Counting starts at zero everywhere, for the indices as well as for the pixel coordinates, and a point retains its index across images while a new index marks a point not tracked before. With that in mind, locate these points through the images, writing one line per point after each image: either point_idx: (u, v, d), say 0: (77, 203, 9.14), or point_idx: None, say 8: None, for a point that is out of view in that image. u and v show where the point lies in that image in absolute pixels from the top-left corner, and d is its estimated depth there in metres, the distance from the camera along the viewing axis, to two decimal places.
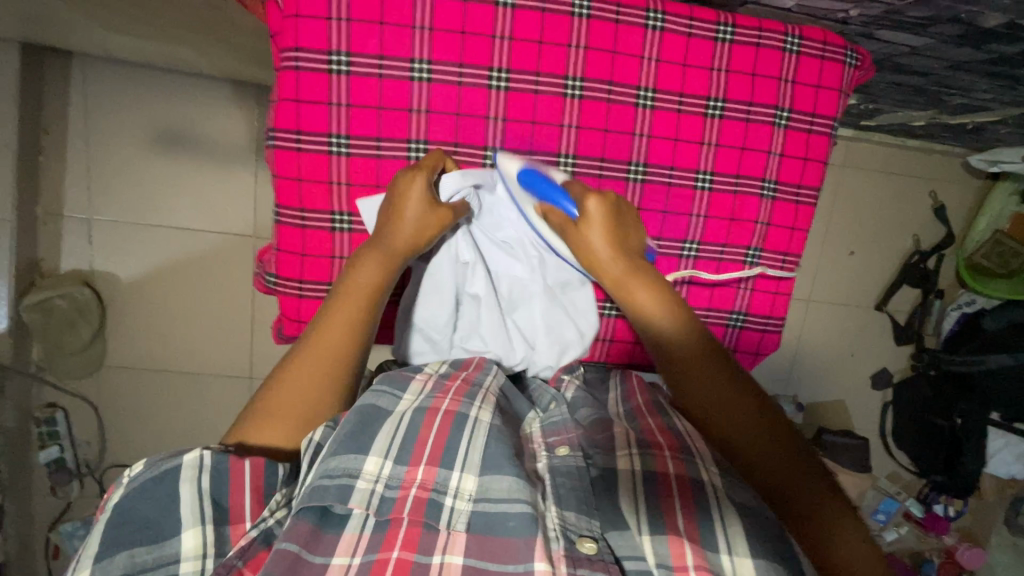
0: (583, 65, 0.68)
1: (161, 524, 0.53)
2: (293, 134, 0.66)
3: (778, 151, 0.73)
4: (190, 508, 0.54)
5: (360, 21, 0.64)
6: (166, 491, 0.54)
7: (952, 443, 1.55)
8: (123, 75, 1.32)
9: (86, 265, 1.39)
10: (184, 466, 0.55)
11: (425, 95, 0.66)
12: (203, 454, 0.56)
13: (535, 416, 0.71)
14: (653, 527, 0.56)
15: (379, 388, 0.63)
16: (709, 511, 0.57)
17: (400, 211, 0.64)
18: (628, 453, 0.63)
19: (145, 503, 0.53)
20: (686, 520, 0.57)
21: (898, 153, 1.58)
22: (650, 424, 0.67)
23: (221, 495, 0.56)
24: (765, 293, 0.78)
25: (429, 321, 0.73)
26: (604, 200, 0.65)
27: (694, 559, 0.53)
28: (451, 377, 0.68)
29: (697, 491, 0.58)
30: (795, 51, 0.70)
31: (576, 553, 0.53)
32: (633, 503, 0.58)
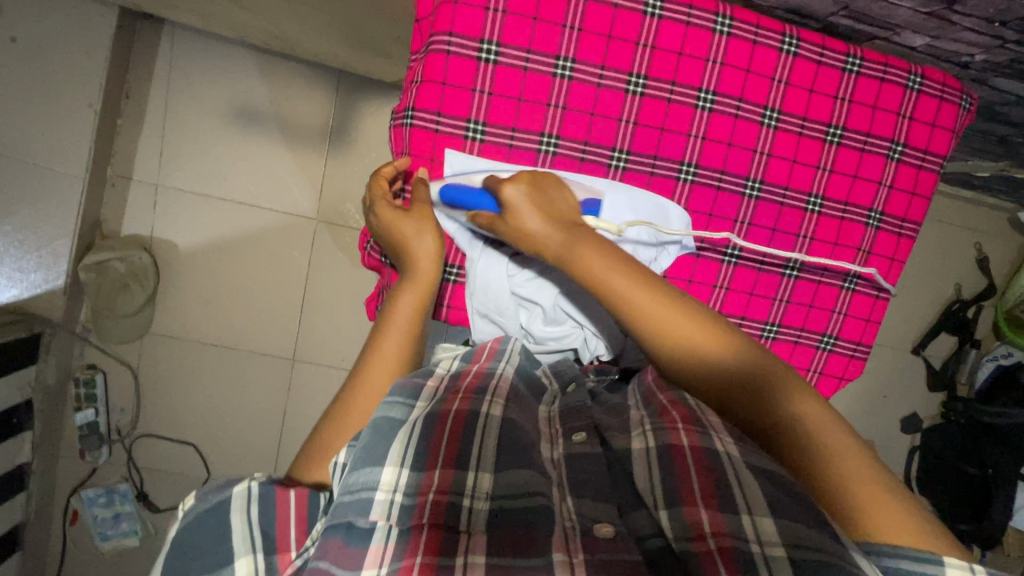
0: (716, 80, 0.70)
1: (216, 552, 0.54)
2: (433, 114, 0.68)
3: (888, 183, 0.75)
4: (241, 537, 0.54)
5: (515, 15, 0.66)
6: (219, 519, 0.55)
7: (983, 491, 1.54)
8: (210, 48, 1.35)
9: (147, 231, 1.40)
10: (234, 496, 0.56)
11: (564, 92, 0.68)
12: (251, 485, 0.57)
13: (552, 398, 0.73)
14: (669, 499, 0.54)
15: (392, 399, 0.61)
16: (729, 485, 0.53)
17: (407, 246, 0.70)
18: (641, 431, 0.62)
19: (200, 532, 0.55)
20: (705, 494, 0.53)
21: (947, 202, 1.62)
22: (661, 401, 0.64)
23: (269, 525, 0.56)
24: (858, 319, 0.79)
25: (493, 305, 0.76)
26: (520, 181, 0.62)
27: (712, 526, 0.50)
28: (462, 376, 0.68)
29: (711, 459, 0.55)
30: (916, 89, 0.73)
31: (593, 536, 0.52)
32: (651, 481, 0.57)
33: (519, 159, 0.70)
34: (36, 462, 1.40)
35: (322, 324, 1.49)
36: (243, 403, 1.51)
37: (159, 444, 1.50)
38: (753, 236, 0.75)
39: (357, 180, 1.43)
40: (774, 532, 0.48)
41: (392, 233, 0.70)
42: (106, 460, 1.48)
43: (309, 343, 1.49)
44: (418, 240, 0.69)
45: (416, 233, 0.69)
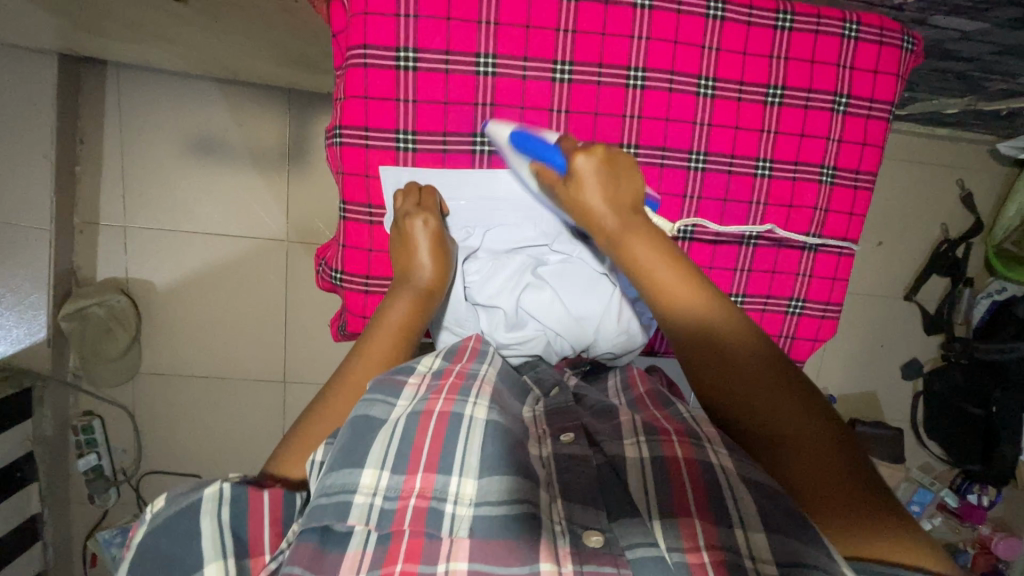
0: (644, 56, 0.68)
1: (186, 558, 0.52)
2: (360, 130, 0.66)
3: (838, 136, 0.73)
4: (211, 542, 0.53)
5: (428, 17, 0.64)
6: (188, 525, 0.53)
7: (987, 430, 1.55)
8: (157, 82, 1.33)
9: (122, 273, 1.40)
10: (204, 499, 0.54)
11: (490, 89, 0.67)
12: (222, 486, 0.55)
13: (535, 397, 0.71)
14: (661, 512, 0.54)
15: (372, 396, 0.60)
16: (722, 495, 0.53)
17: (414, 248, 0.67)
18: (633, 440, 0.61)
19: (169, 535, 0.53)
20: (696, 505, 0.53)
21: (926, 142, 1.58)
22: (655, 414, 0.65)
23: (241, 527, 0.55)
24: (824, 278, 0.77)
25: (452, 315, 0.75)
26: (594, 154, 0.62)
27: (704, 538, 0.51)
28: (445, 373, 0.64)
29: (704, 472, 0.55)
30: (854, 36, 0.70)
31: (584, 548, 0.52)
32: (643, 489, 0.56)
33: (456, 163, 0.69)
34: (47, 511, 1.42)
35: (311, 343, 1.50)
36: (244, 428, 1.53)
37: (167, 479, 1.53)
38: (704, 210, 0.73)
39: (322, 196, 1.42)
40: (767, 550, 0.48)
41: (401, 234, 0.68)
42: (116, 501, 1.50)
43: (300, 363, 1.51)
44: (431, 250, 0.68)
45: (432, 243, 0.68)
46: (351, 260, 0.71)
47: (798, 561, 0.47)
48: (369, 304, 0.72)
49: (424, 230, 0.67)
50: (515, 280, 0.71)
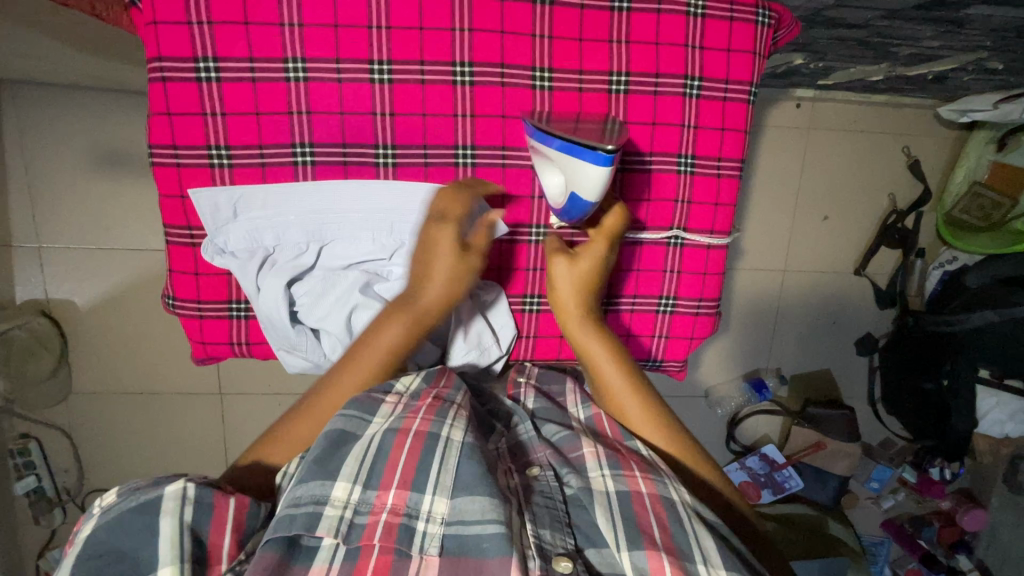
0: (470, 49, 0.63)
1: (139, 556, 0.54)
2: (169, 148, 0.63)
3: (692, 123, 0.68)
4: (170, 541, 0.54)
5: (222, 23, 0.60)
6: (146, 521, 0.55)
7: (940, 404, 1.51)
8: (54, 97, 1.29)
9: (42, 294, 1.38)
10: (167, 496, 0.57)
11: (304, 96, 0.62)
12: (187, 486, 0.58)
13: (501, 430, 0.73)
14: (630, 541, 0.57)
15: (348, 413, 0.63)
16: (684, 528, 0.59)
17: (431, 267, 0.65)
18: (600, 473, 0.64)
19: (126, 531, 0.55)
20: (661, 535, 0.58)
21: (866, 109, 1.51)
22: (614, 442, 0.69)
23: (201, 529, 0.57)
24: (694, 273, 0.73)
25: (284, 341, 0.69)
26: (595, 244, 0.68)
27: (673, 569, 0.55)
28: (421, 395, 0.67)
29: (669, 508, 0.60)
30: (699, 14, 0.65)
31: (552, 571, 0.54)
32: (609, 521, 0.59)
33: (278, 177, 0.65)
34: None
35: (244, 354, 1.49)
36: (186, 441, 1.53)
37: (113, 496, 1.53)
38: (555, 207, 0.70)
39: None
40: None
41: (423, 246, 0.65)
42: (62, 520, 1.51)
43: (234, 375, 1.49)
44: (449, 269, 0.65)
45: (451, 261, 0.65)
46: (179, 285, 0.67)
47: None
48: (205, 329, 0.68)
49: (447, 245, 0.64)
50: (345, 299, 0.68)
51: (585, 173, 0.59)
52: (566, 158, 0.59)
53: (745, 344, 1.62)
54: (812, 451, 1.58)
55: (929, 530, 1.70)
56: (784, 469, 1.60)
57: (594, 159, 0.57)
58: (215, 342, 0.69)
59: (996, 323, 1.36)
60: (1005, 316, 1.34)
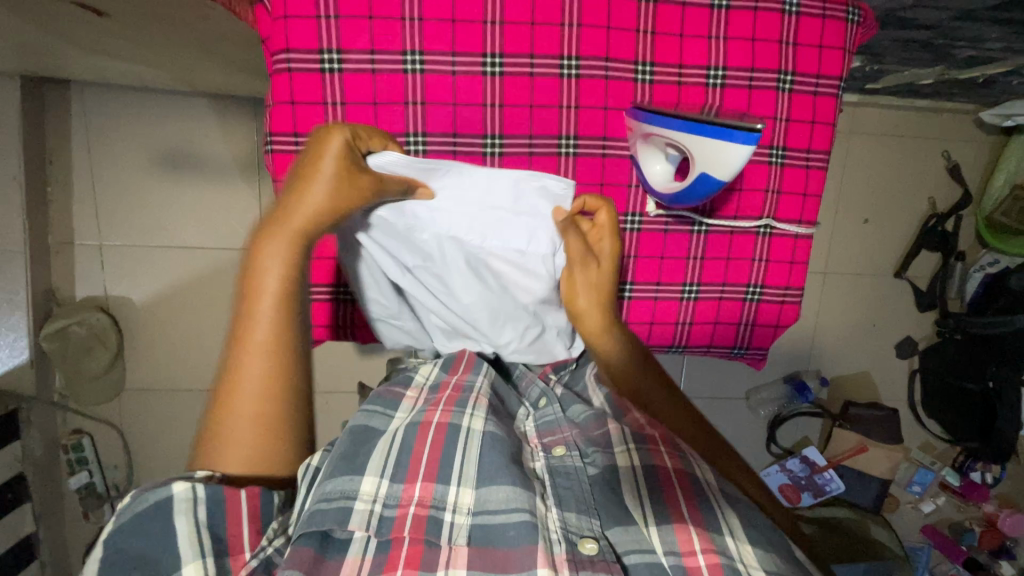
0: (577, 43, 0.66)
1: (160, 559, 0.52)
2: (290, 137, 0.65)
3: (785, 116, 0.71)
4: (189, 541, 0.53)
5: (349, 17, 0.63)
6: (162, 524, 0.53)
7: (986, 406, 1.52)
8: (121, 100, 1.33)
9: (101, 291, 1.41)
10: (176, 498, 0.54)
11: (420, 87, 0.65)
12: (194, 486, 0.54)
13: (525, 411, 0.76)
14: (658, 518, 0.60)
15: (370, 409, 0.68)
16: (710, 503, 0.62)
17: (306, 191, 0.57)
18: (625, 448, 0.66)
19: (141, 534, 0.53)
20: (690, 509, 0.61)
21: (907, 115, 1.53)
22: (637, 419, 0.71)
23: (219, 527, 0.55)
24: (782, 262, 0.75)
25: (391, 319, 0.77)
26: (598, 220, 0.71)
27: (701, 543, 0.57)
28: (440, 388, 0.71)
29: (694, 485, 0.63)
30: (794, 11, 0.68)
31: (579, 555, 0.56)
32: (637, 496, 0.62)
33: None
34: (42, 531, 1.44)
35: None
36: None
37: None
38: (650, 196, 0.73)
39: None
40: (754, 554, 0.57)
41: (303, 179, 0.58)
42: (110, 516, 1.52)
43: None
44: (329, 191, 0.57)
45: (333, 183, 0.57)
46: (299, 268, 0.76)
47: (779, 559, 0.57)
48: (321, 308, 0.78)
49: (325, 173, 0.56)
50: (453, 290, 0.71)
51: (723, 154, 0.58)
52: (700, 141, 0.59)
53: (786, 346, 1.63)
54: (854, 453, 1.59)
55: (970, 537, 1.68)
56: (825, 471, 1.60)
57: (719, 136, 0.58)
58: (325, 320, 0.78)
59: None
60: None
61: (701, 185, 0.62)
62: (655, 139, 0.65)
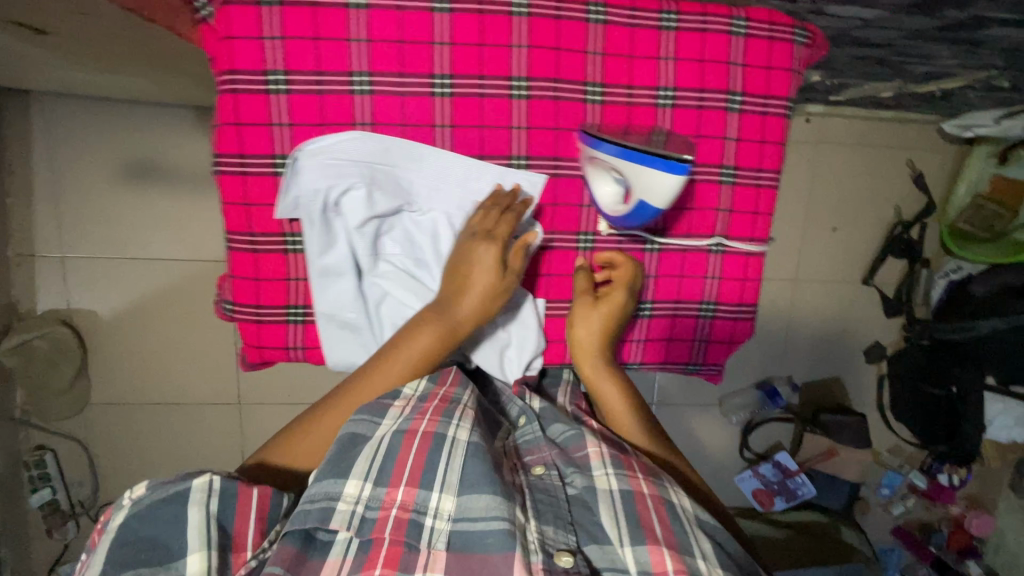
0: (527, 64, 0.66)
1: (169, 544, 0.53)
2: (236, 158, 0.64)
3: (735, 135, 0.71)
4: (197, 532, 0.54)
5: (294, 38, 0.62)
6: (172, 512, 0.54)
7: (951, 408, 1.55)
8: (83, 109, 1.31)
9: (63, 304, 1.38)
10: (193, 489, 0.56)
11: (367, 108, 0.65)
12: (212, 478, 0.57)
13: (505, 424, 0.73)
14: (633, 539, 0.58)
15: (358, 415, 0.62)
16: (684, 526, 0.60)
17: (467, 276, 0.67)
18: (604, 471, 0.64)
19: (154, 521, 0.54)
20: (663, 531, 0.59)
21: (872, 125, 1.56)
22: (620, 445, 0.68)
23: (227, 520, 0.56)
24: (734, 280, 0.76)
25: (337, 311, 0.68)
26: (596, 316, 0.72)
27: (674, 564, 0.56)
28: (428, 397, 0.66)
29: (670, 508, 0.61)
30: (742, 33, 0.69)
31: (554, 566, 0.55)
32: (614, 521, 0.60)
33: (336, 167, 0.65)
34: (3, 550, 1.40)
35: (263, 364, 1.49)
36: (202, 452, 1.52)
37: None
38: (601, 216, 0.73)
39: None
40: None
41: (463, 254, 0.67)
42: (75, 533, 1.49)
43: (253, 385, 1.49)
44: (484, 287, 0.67)
45: (489, 280, 0.67)
46: (239, 291, 0.68)
47: None
48: (264, 334, 0.69)
49: (486, 265, 0.66)
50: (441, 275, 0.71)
51: (661, 181, 0.61)
52: (639, 168, 0.61)
53: (758, 352, 1.65)
54: (823, 458, 1.60)
55: (939, 536, 1.72)
56: (797, 476, 1.62)
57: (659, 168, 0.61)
58: (271, 347, 0.70)
59: (1004, 330, 1.40)
60: (1011, 322, 1.38)
61: (636, 212, 0.65)
62: (598, 164, 0.65)
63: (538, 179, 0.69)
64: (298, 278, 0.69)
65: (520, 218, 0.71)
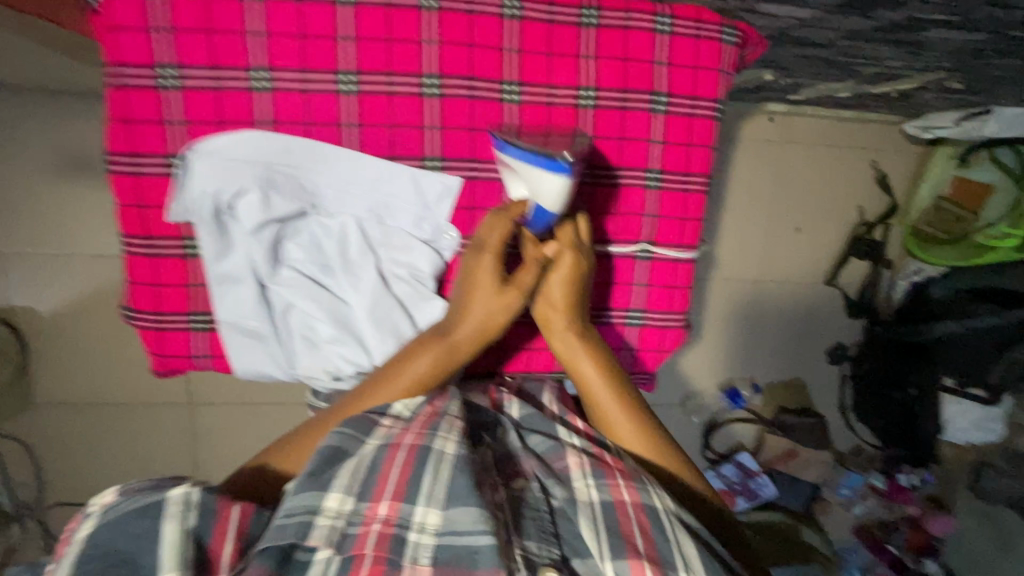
0: (438, 61, 0.63)
1: (139, 558, 0.52)
2: (128, 157, 0.61)
3: (661, 139, 0.69)
4: (170, 547, 0.52)
5: (185, 31, 0.59)
6: (147, 525, 0.53)
7: (907, 412, 1.57)
8: (18, 100, 1.26)
9: (2, 301, 1.33)
10: (169, 501, 0.54)
11: (267, 106, 0.61)
12: (188, 491, 0.55)
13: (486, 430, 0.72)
14: (614, 552, 0.58)
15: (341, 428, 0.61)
16: (667, 538, 0.59)
17: (474, 294, 0.65)
18: (584, 483, 0.63)
19: (127, 534, 0.53)
20: (644, 544, 0.59)
21: (834, 125, 1.55)
22: (604, 449, 0.67)
23: (204, 534, 0.54)
24: (663, 288, 0.74)
25: (239, 317, 0.66)
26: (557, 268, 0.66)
27: None
28: (415, 410, 0.64)
29: (652, 518, 0.60)
30: (667, 31, 0.66)
31: None
32: (596, 534, 0.59)
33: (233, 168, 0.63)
34: None
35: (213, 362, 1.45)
36: (152, 453, 1.48)
37: (74, 510, 1.47)
38: None
39: None
40: None
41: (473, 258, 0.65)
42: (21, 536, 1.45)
43: (203, 385, 1.46)
44: (490, 306, 0.65)
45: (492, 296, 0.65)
46: (138, 297, 0.65)
47: None
48: (166, 342, 0.67)
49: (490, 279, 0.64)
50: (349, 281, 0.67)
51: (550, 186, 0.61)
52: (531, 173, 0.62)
53: (721, 353, 1.64)
54: (784, 459, 1.61)
55: (898, 537, 1.69)
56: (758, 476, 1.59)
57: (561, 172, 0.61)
58: (173, 356, 0.67)
59: (960, 333, 1.41)
60: (968, 326, 1.39)
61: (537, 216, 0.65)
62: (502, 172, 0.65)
63: (453, 183, 0.66)
64: (200, 284, 0.66)
65: (435, 222, 0.68)
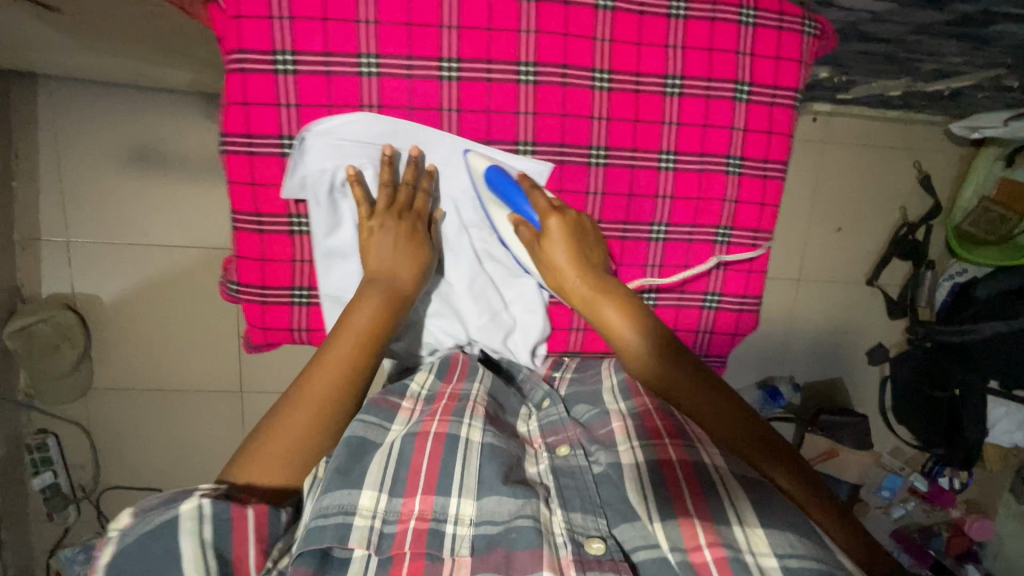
0: (536, 49, 0.67)
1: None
2: (243, 138, 0.65)
3: (741, 126, 0.73)
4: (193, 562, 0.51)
5: (303, 19, 0.63)
6: (165, 545, 0.51)
7: (951, 413, 1.55)
8: (90, 94, 1.31)
9: (67, 288, 1.38)
10: (183, 516, 0.52)
11: (375, 90, 0.66)
12: (201, 503, 0.53)
13: (529, 412, 0.77)
14: (662, 514, 0.60)
15: (368, 420, 0.65)
16: (717, 494, 0.61)
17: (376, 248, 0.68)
18: (629, 446, 0.67)
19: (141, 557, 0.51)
20: (693, 499, 0.60)
21: (878, 125, 1.56)
22: (647, 406, 0.71)
23: (225, 546, 0.53)
24: (739, 271, 0.78)
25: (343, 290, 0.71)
26: (562, 216, 0.68)
27: (707, 537, 0.57)
28: (436, 398, 0.70)
29: (700, 473, 0.63)
30: (751, 23, 0.70)
31: (586, 556, 0.56)
32: (643, 496, 0.62)
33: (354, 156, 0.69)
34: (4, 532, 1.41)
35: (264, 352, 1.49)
36: (203, 438, 1.52)
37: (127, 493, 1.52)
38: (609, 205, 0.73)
39: None
40: (765, 543, 0.56)
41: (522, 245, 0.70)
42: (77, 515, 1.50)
43: (254, 373, 1.50)
44: (397, 251, 0.68)
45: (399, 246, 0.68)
46: (245, 272, 0.71)
47: (793, 538, 0.56)
48: (269, 314, 0.72)
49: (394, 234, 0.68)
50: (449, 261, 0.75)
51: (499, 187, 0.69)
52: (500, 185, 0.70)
53: (759, 351, 1.64)
54: (823, 459, 1.58)
55: (938, 540, 1.68)
56: None
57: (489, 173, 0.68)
58: (275, 329, 0.73)
59: (1005, 333, 1.39)
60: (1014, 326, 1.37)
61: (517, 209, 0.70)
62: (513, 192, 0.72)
63: (543, 168, 0.70)
64: (305, 261, 0.71)
65: None
